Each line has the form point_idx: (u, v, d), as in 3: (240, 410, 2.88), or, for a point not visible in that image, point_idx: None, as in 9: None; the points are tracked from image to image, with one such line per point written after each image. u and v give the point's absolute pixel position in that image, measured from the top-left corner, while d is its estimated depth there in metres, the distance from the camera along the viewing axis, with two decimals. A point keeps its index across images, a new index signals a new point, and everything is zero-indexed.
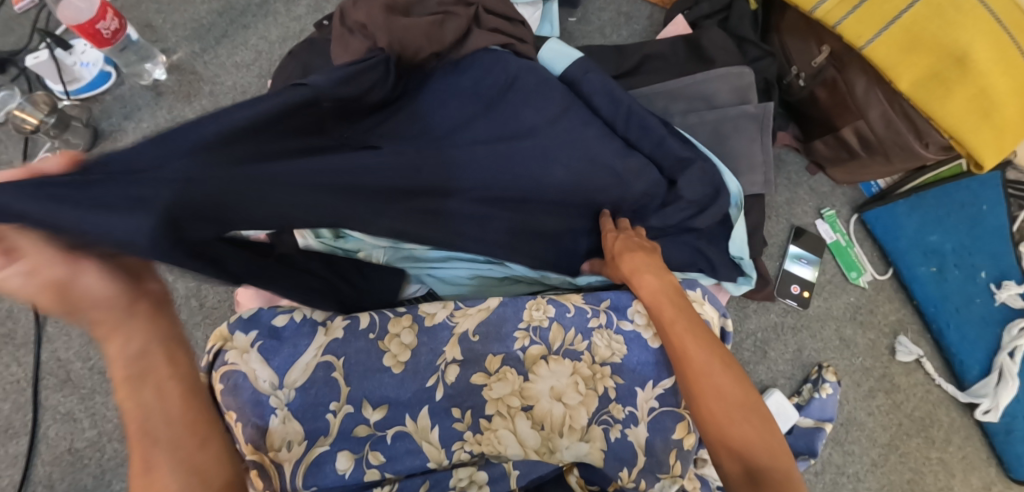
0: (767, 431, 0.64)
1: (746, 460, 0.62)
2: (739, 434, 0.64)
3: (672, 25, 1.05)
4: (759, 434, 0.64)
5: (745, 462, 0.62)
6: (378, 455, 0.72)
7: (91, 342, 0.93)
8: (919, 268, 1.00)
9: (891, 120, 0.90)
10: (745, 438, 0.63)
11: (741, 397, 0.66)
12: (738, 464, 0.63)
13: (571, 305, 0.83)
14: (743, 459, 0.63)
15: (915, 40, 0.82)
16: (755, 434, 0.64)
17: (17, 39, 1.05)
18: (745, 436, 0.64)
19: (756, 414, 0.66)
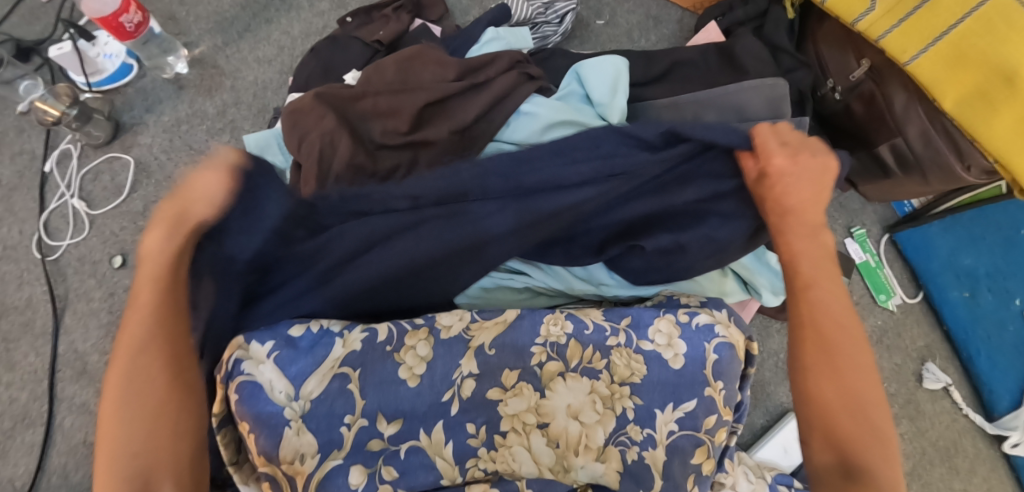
0: (881, 435, 0.65)
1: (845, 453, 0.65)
2: (847, 432, 0.66)
3: (704, 31, 1.02)
4: (873, 440, 0.65)
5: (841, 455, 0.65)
6: (391, 470, 0.72)
7: (107, 336, 0.93)
8: (952, 292, 0.97)
9: (931, 139, 0.86)
10: (854, 439, 0.65)
11: (862, 399, 0.67)
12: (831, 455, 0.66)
13: (590, 321, 0.81)
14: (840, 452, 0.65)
15: (961, 57, 0.78)
16: (867, 439, 0.65)
17: (42, 28, 1.05)
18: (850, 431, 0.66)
19: (873, 416, 0.66)
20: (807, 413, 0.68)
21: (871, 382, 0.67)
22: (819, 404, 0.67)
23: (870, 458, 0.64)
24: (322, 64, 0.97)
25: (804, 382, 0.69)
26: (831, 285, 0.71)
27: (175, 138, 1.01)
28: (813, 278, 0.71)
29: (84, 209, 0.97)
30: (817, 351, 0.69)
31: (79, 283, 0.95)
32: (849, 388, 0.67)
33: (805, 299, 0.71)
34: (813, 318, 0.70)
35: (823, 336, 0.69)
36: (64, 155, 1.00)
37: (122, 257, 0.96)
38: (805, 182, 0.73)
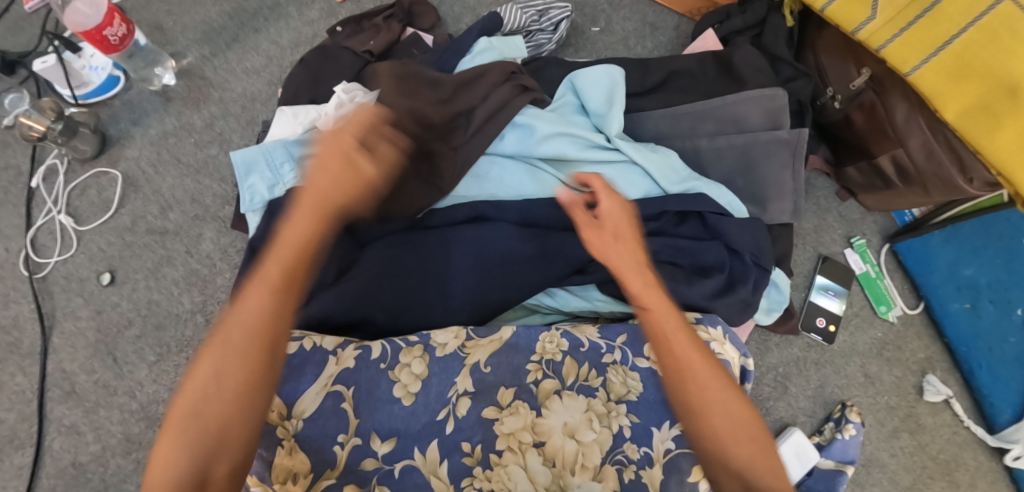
0: (767, 449, 0.62)
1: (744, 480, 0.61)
2: (744, 457, 0.61)
3: (701, 39, 1.00)
4: (762, 460, 0.61)
5: (743, 482, 0.61)
6: (384, 489, 0.70)
7: (95, 356, 0.92)
8: (952, 304, 0.96)
9: (932, 151, 0.84)
10: (749, 464, 0.61)
11: (741, 419, 0.62)
12: (736, 485, 0.61)
13: (585, 338, 0.80)
14: (741, 479, 0.61)
15: (965, 68, 0.77)
16: (753, 459, 0.61)
17: (27, 39, 1.03)
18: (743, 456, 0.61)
19: (758, 433, 0.62)
20: (702, 449, 0.63)
21: (741, 404, 0.63)
22: (708, 438, 0.62)
23: (765, 476, 0.61)
24: (312, 77, 0.95)
25: (684, 417, 0.64)
26: (673, 317, 0.65)
27: (163, 151, 0.99)
28: (658, 311, 0.66)
29: (72, 225, 0.95)
30: (685, 386, 0.63)
31: (67, 301, 0.94)
32: (723, 408, 0.62)
33: (661, 338, 0.65)
34: (671, 355, 0.64)
35: (683, 372, 0.64)
36: (50, 170, 0.98)
37: (110, 274, 0.94)
38: (620, 214, 0.70)
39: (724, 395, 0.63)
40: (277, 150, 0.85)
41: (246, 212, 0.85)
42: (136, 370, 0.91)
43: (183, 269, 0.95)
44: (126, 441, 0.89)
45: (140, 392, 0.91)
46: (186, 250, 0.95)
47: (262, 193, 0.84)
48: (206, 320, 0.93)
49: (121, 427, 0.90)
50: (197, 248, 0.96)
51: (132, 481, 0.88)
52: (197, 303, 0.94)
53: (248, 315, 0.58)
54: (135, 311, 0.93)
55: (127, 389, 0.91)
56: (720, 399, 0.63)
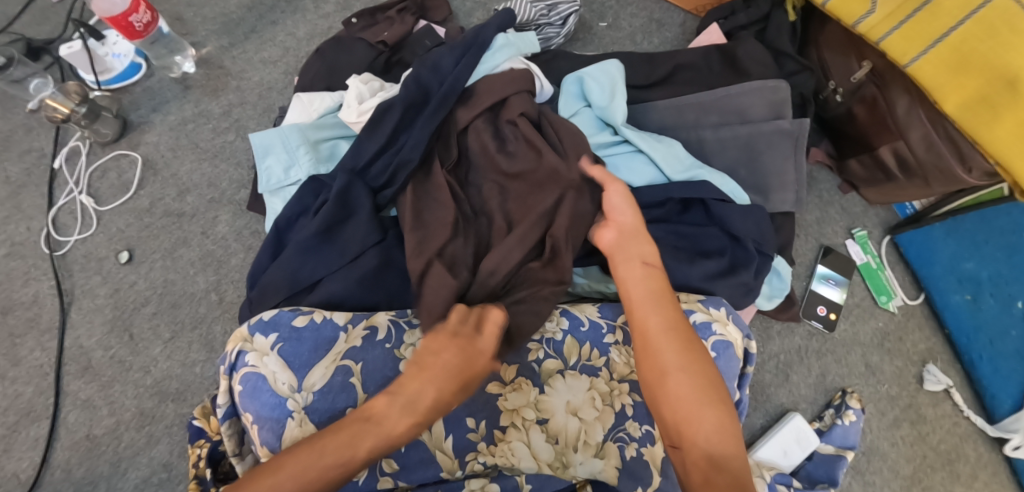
0: (728, 417, 0.64)
1: (707, 449, 0.62)
2: (703, 424, 0.63)
3: (706, 33, 1.02)
4: (721, 426, 0.63)
5: (706, 451, 0.62)
6: (391, 462, 0.72)
7: (112, 332, 0.94)
8: (953, 296, 0.97)
9: (932, 142, 0.86)
10: (706, 430, 0.63)
11: (705, 386, 0.64)
12: (699, 453, 0.62)
13: (586, 319, 0.82)
14: (705, 448, 0.62)
15: (963, 60, 0.78)
16: (715, 427, 0.63)
17: (52, 28, 1.07)
18: (707, 425, 0.63)
19: (721, 401, 0.64)
20: (661, 414, 0.65)
21: (708, 372, 0.66)
22: (667, 402, 0.64)
23: (721, 443, 0.62)
24: (327, 66, 0.98)
25: (647, 382, 0.66)
26: (654, 286, 0.71)
27: (182, 136, 1.02)
28: (636, 282, 0.71)
29: (92, 205, 0.99)
30: (653, 350, 0.67)
31: (85, 279, 0.96)
32: (691, 378, 0.65)
33: (637, 307, 0.69)
34: (642, 321, 0.68)
35: (653, 338, 0.67)
36: (72, 152, 1.01)
37: (128, 253, 0.97)
38: (630, 207, 0.78)
39: (689, 371, 0.65)
40: (292, 134, 0.88)
41: (261, 191, 0.88)
42: (151, 347, 0.94)
43: (199, 250, 0.97)
44: (140, 415, 0.91)
45: (155, 368, 0.93)
46: (202, 232, 0.98)
47: (277, 174, 0.87)
48: (220, 299, 0.96)
49: (135, 401, 0.92)
50: (212, 230, 0.98)
51: (145, 454, 0.90)
52: (211, 283, 0.96)
53: (384, 425, 0.63)
54: (151, 289, 0.96)
55: (142, 365, 0.93)
56: (686, 373, 0.65)
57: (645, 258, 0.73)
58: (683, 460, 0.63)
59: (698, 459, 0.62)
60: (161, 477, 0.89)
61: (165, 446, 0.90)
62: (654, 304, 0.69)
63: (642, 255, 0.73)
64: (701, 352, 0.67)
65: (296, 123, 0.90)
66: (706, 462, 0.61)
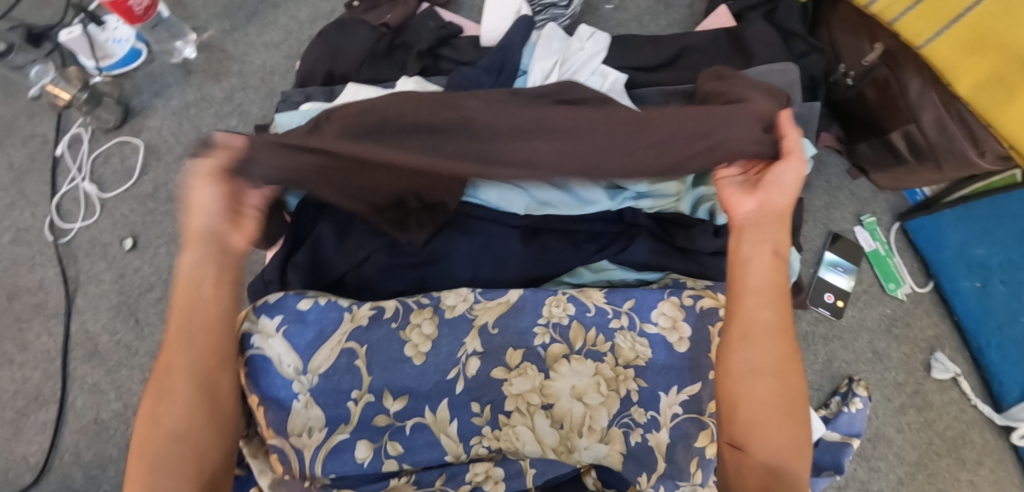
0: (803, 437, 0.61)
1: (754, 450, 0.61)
2: (771, 437, 0.61)
3: (714, 16, 1.02)
4: (792, 442, 0.61)
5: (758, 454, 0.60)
6: (396, 445, 0.72)
7: (117, 316, 0.95)
8: (962, 282, 0.96)
9: (945, 125, 0.84)
10: (774, 441, 0.60)
11: (789, 390, 0.62)
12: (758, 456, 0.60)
13: (592, 303, 0.81)
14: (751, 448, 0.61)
15: (978, 41, 0.77)
16: (787, 440, 0.61)
17: (53, 13, 1.06)
18: (773, 446, 0.60)
19: (800, 417, 0.62)
20: (737, 406, 0.63)
21: (793, 384, 0.63)
22: (750, 409, 0.62)
23: (788, 457, 0.60)
24: (329, 49, 0.97)
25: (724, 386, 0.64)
26: (769, 280, 0.66)
27: (184, 122, 1.02)
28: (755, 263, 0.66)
29: (95, 191, 0.98)
30: (746, 348, 0.64)
31: (90, 265, 0.96)
32: (765, 409, 0.62)
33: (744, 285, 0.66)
34: (749, 311, 0.65)
35: (751, 332, 0.64)
36: (75, 138, 1.01)
37: (132, 239, 0.97)
38: (793, 189, 0.66)
39: (773, 406, 0.62)
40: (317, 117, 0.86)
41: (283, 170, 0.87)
42: (157, 331, 0.94)
43: None
44: None
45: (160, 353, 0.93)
46: None
47: None
48: None
49: (142, 386, 0.92)
50: None
51: None
52: None
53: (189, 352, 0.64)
54: (156, 275, 0.96)
55: (148, 349, 0.93)
56: (765, 398, 0.62)
57: (778, 245, 0.67)
58: (741, 463, 0.61)
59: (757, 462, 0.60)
60: None
61: None
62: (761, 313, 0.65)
63: (775, 240, 0.67)
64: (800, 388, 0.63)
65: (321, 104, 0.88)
66: (766, 472, 0.60)
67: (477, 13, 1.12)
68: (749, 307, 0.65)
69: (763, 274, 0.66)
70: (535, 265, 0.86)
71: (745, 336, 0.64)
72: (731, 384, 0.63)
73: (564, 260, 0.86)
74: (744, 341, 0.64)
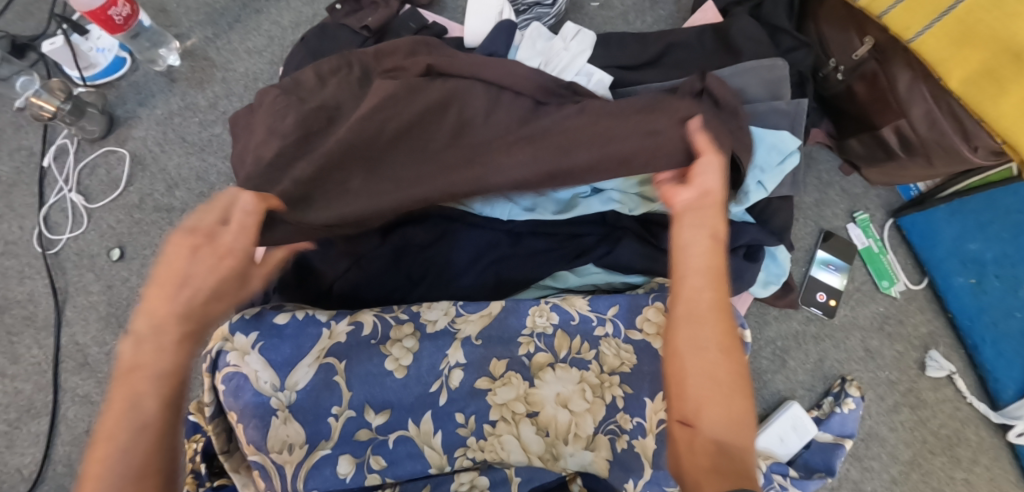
0: (746, 418, 0.59)
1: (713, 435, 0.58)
2: (720, 416, 0.59)
3: (700, 12, 1.02)
4: (741, 416, 0.59)
5: (716, 439, 0.58)
6: (379, 459, 0.72)
7: (107, 328, 0.95)
8: (957, 278, 0.94)
9: (935, 120, 0.82)
10: (721, 422, 0.59)
11: (732, 370, 0.60)
12: (707, 441, 0.58)
13: (576, 312, 0.81)
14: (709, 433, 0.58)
15: (967, 33, 0.75)
16: (739, 420, 0.59)
17: (36, 24, 1.06)
18: (726, 417, 0.59)
19: (742, 388, 0.60)
20: (684, 385, 0.60)
21: (739, 361, 0.61)
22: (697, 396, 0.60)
23: (738, 437, 0.58)
24: (310, 54, 0.96)
25: (671, 367, 0.62)
26: (714, 260, 0.63)
27: (169, 130, 1.02)
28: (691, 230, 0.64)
29: (82, 203, 0.99)
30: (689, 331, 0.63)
31: (78, 277, 0.97)
32: (708, 386, 0.60)
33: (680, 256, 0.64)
34: (692, 292, 0.62)
35: (698, 313, 0.62)
36: (60, 150, 1.02)
37: (120, 250, 0.97)
38: (717, 174, 0.67)
39: (727, 380, 0.60)
40: None
41: None
42: None
43: None
44: None
45: None
46: None
47: None
48: None
49: None
50: None
51: None
52: None
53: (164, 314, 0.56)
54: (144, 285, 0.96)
55: None
56: (715, 371, 0.60)
57: (717, 227, 0.65)
58: (695, 440, 0.59)
59: (706, 450, 0.58)
60: None
61: None
62: (707, 292, 0.62)
63: (713, 225, 0.65)
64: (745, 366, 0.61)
65: None
66: (715, 454, 0.57)
67: (461, 13, 1.11)
68: (689, 301, 0.62)
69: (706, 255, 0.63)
70: (522, 271, 0.85)
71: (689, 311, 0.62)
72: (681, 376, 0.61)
73: (550, 266, 0.85)
74: (688, 326, 0.61)
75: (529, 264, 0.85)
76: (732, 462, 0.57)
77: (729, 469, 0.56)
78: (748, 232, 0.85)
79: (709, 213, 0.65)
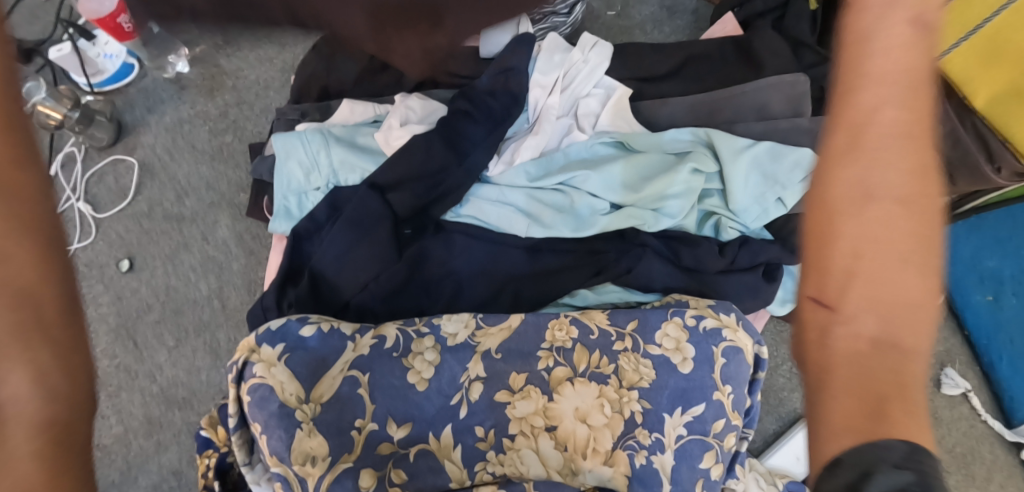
0: (930, 298, 0.39)
1: (878, 312, 0.38)
2: (892, 287, 0.38)
3: (720, 25, 0.99)
4: (923, 299, 0.38)
5: (881, 318, 0.38)
6: (400, 473, 0.72)
7: (116, 340, 0.93)
8: (974, 295, 0.94)
9: (958, 138, 0.80)
10: (896, 303, 0.38)
11: (905, 232, 0.39)
12: (867, 324, 0.38)
13: (595, 326, 0.80)
14: (872, 309, 0.38)
15: (996, 53, 0.74)
16: (925, 342, 0.39)
17: (42, 27, 1.04)
18: (900, 293, 0.38)
19: (927, 261, 0.39)
20: (851, 251, 0.38)
21: (926, 212, 0.39)
22: (850, 250, 0.38)
23: (919, 319, 0.38)
24: (325, 64, 0.95)
25: (826, 211, 0.39)
26: (910, 51, 0.39)
27: (179, 138, 1.01)
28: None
29: (90, 212, 0.97)
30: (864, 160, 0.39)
31: (87, 288, 0.95)
32: (876, 251, 0.38)
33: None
34: (874, 100, 0.39)
35: (870, 129, 0.39)
36: (68, 157, 1.00)
37: (129, 260, 0.96)
38: None
39: (901, 233, 0.39)
40: (313, 136, 0.85)
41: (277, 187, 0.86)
42: (156, 354, 0.93)
43: (200, 256, 0.96)
44: (147, 424, 0.91)
45: (160, 376, 0.92)
46: (202, 237, 0.97)
47: (298, 178, 0.85)
48: (222, 306, 0.94)
49: (143, 409, 0.91)
50: (213, 235, 0.97)
51: (154, 462, 0.89)
52: (213, 289, 0.95)
53: None
54: (154, 297, 0.95)
55: (147, 372, 0.92)
56: (884, 227, 0.38)
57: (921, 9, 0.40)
58: (827, 334, 0.39)
59: (846, 358, 0.38)
60: (171, 485, 0.89)
61: (174, 454, 0.90)
62: (892, 93, 0.39)
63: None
64: (935, 204, 0.40)
65: (323, 126, 0.88)
66: (874, 345, 0.38)
67: None
68: (873, 122, 0.39)
69: (911, 49, 0.39)
70: (538, 286, 0.84)
71: (858, 125, 0.39)
72: (839, 251, 0.39)
73: (569, 283, 0.84)
74: (858, 153, 0.39)
75: (546, 280, 0.84)
76: (886, 365, 0.38)
77: (895, 356, 0.37)
78: (769, 249, 0.84)
79: (917, 0, 0.40)
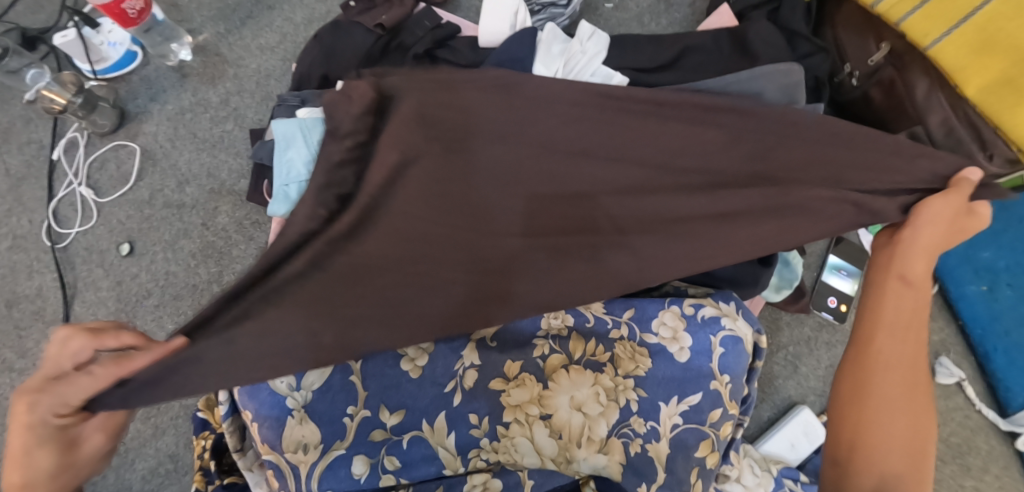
0: (916, 453, 0.66)
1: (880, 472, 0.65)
2: (890, 437, 0.66)
3: (716, 16, 1.00)
4: (908, 450, 0.66)
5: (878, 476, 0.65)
6: (393, 460, 0.72)
7: None
8: (969, 286, 0.94)
9: (952, 127, 0.82)
10: (894, 443, 0.66)
11: (914, 408, 0.67)
12: (870, 481, 0.65)
13: (591, 315, 0.80)
14: (876, 473, 0.65)
15: (988, 42, 0.74)
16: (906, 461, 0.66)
17: (47, 16, 1.05)
18: (898, 441, 0.66)
19: (917, 428, 0.67)
20: (871, 420, 0.67)
21: (919, 402, 0.67)
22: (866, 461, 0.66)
23: (907, 447, 0.66)
24: (324, 52, 0.96)
25: (855, 425, 0.67)
26: (907, 351, 0.68)
27: (180, 126, 1.02)
28: (916, 250, 0.68)
29: (92, 197, 0.98)
30: (875, 388, 0.67)
31: (88, 272, 0.96)
32: (886, 428, 0.66)
33: (901, 283, 0.69)
34: (879, 361, 0.68)
35: (880, 386, 0.67)
36: (71, 143, 1.01)
37: (129, 245, 0.97)
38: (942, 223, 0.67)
39: (899, 425, 0.66)
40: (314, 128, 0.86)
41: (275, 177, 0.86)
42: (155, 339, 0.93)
43: (199, 242, 0.97)
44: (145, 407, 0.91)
45: None
46: (202, 223, 0.98)
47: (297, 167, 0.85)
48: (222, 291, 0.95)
49: None
50: (212, 221, 0.98)
51: (151, 446, 0.90)
52: (213, 274, 0.96)
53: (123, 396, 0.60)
54: (154, 282, 0.96)
55: None
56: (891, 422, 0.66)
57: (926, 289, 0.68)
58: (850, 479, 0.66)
59: (881, 461, 0.65)
60: (168, 467, 0.89)
61: (171, 438, 0.90)
62: (895, 335, 0.68)
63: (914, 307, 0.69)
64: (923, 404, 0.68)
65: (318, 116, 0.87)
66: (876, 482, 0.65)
67: (475, 13, 1.12)
68: (881, 385, 0.67)
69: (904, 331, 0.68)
70: None
71: (870, 372, 0.68)
72: (857, 448, 0.67)
73: None
74: (865, 413, 0.67)
75: None
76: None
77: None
78: None
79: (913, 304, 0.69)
